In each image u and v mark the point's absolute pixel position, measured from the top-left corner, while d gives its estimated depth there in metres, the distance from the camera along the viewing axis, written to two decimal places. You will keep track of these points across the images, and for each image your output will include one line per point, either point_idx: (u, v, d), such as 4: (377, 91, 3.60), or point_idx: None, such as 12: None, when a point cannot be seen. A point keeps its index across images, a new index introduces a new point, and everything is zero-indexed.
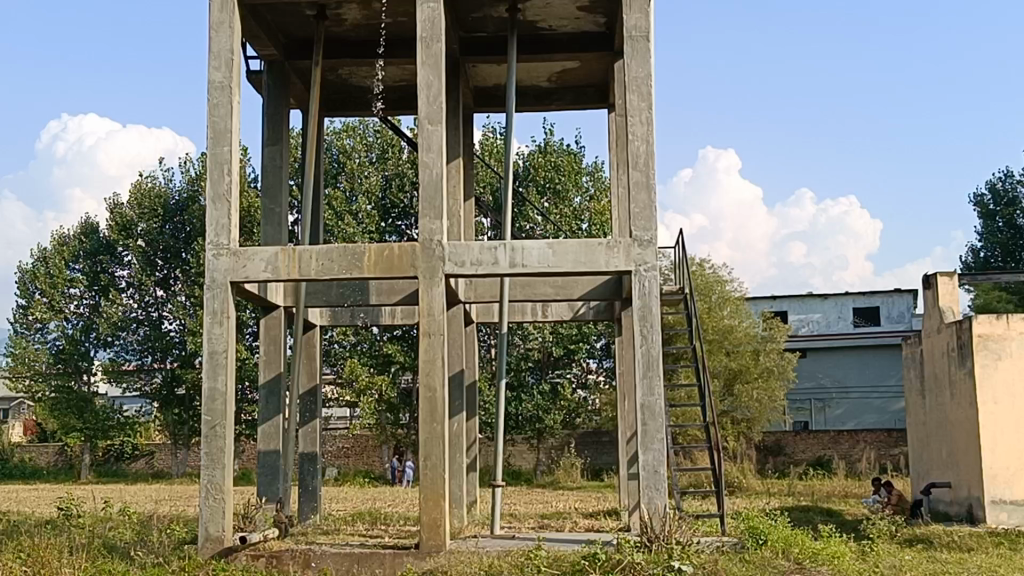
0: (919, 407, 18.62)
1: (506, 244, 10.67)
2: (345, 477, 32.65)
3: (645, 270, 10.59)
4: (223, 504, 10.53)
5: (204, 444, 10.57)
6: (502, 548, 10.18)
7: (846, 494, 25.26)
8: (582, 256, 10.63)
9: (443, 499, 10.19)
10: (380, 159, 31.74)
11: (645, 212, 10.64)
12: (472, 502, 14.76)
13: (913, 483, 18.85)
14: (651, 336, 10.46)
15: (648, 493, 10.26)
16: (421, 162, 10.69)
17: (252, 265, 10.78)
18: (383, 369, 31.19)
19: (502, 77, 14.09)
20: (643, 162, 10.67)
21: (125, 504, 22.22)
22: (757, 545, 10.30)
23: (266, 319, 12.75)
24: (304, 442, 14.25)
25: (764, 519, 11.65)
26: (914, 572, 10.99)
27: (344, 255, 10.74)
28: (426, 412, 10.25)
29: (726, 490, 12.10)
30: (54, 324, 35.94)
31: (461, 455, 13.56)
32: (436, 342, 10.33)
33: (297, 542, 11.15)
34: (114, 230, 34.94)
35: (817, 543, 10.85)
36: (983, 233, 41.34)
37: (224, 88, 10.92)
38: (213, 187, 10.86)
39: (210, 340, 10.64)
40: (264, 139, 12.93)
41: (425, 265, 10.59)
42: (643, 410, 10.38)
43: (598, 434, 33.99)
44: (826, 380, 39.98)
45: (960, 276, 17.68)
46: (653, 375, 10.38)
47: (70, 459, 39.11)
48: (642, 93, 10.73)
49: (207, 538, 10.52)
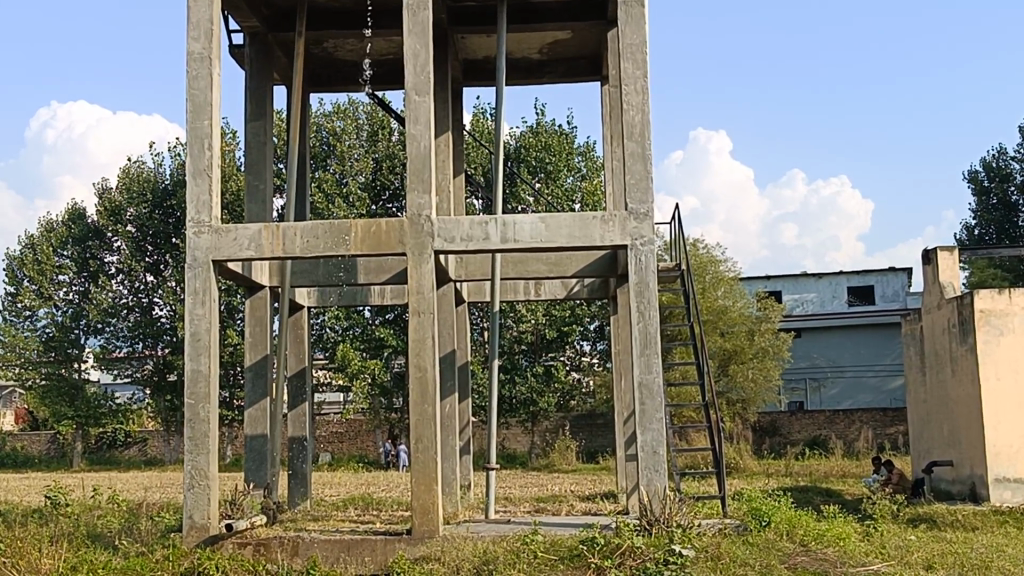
0: (919, 385, 18.31)
1: (497, 219, 10.32)
2: (338, 462, 32.34)
3: (641, 244, 10.24)
4: (208, 491, 10.15)
5: (187, 428, 10.19)
6: (497, 533, 9.84)
7: (843, 474, 24.99)
8: (576, 231, 10.27)
9: (435, 483, 9.85)
10: (370, 140, 31.34)
11: (641, 183, 10.27)
12: (466, 486, 14.47)
13: (913, 461, 18.55)
14: (648, 313, 10.13)
15: (647, 474, 9.93)
16: (409, 135, 10.31)
17: (234, 242, 10.42)
18: (376, 352, 30.75)
19: (492, 50, 13.72)
20: (639, 132, 10.32)
21: (115, 492, 21.82)
22: (760, 527, 9.97)
23: (251, 301, 12.37)
24: (293, 427, 13.86)
25: (765, 500, 11.32)
26: (921, 553, 10.67)
27: (330, 232, 10.38)
28: (417, 394, 9.91)
29: (726, 470, 11.77)
30: (43, 311, 35.63)
31: (454, 437, 13.20)
32: (426, 321, 9.98)
33: (284, 529, 10.80)
34: (103, 215, 34.50)
35: (821, 524, 10.54)
36: (977, 210, 41.05)
37: (203, 60, 10.54)
38: (193, 162, 10.48)
39: (191, 321, 10.27)
40: (248, 114, 12.56)
41: (414, 241, 10.22)
42: (640, 389, 10.06)
43: (592, 416, 33.91)
44: (820, 359, 39.75)
45: (960, 251, 17.37)
46: (650, 353, 10.06)
47: (62, 447, 38.78)
48: (637, 61, 10.37)
49: (191, 527, 10.14)
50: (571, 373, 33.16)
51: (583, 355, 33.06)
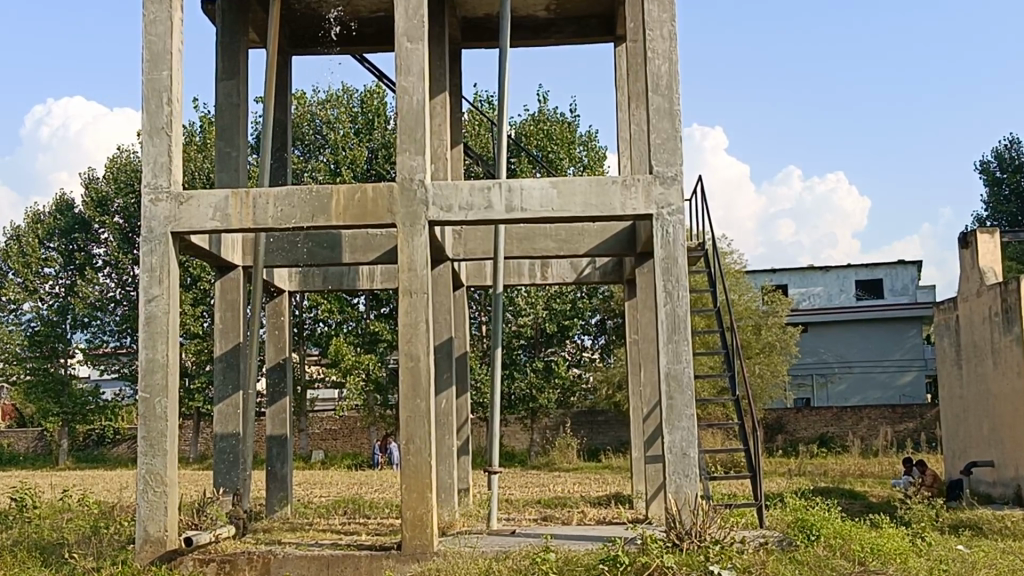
0: (955, 380, 16.92)
1: (502, 183, 8.93)
2: (331, 460, 30.86)
3: (669, 214, 8.84)
4: (165, 498, 8.73)
5: (142, 428, 8.81)
6: (504, 549, 8.46)
7: (864, 474, 23.57)
8: (593, 198, 8.87)
9: (430, 491, 8.47)
10: (364, 129, 29.84)
11: (668, 144, 8.87)
12: (465, 490, 13.06)
13: (948, 463, 17.20)
14: (677, 293, 8.75)
15: (676, 481, 8.57)
16: (399, 88, 8.90)
17: (197, 212, 9.03)
18: (371, 348, 29.35)
19: (494, 6, 12.27)
20: (665, 84, 8.90)
21: (85, 493, 20.20)
22: (809, 543, 8.57)
23: (222, 282, 11.04)
24: (272, 424, 12.52)
25: (809, 509, 9.88)
26: (988, 570, 9.27)
27: (307, 199, 8.99)
28: (409, 389, 8.54)
29: (762, 474, 10.31)
30: (28, 304, 34.08)
31: (451, 437, 11.86)
32: (418, 303, 8.60)
33: (256, 543, 9.38)
34: (89, 206, 32.96)
35: (877, 537, 9.14)
36: (989, 201, 39.68)
37: (162, 2, 9.11)
38: (150, 119, 9.05)
39: (147, 303, 8.90)
40: (219, 73, 11.18)
41: (405, 210, 8.83)
42: (668, 381, 8.67)
43: (593, 414, 32.56)
44: (828, 355, 38.35)
45: (1001, 235, 16.01)
46: (678, 340, 8.68)
47: (48, 445, 37.30)
48: (664, 3, 8.97)
49: (145, 541, 8.70)
50: (572, 367, 31.87)
51: (583, 350, 32.13)
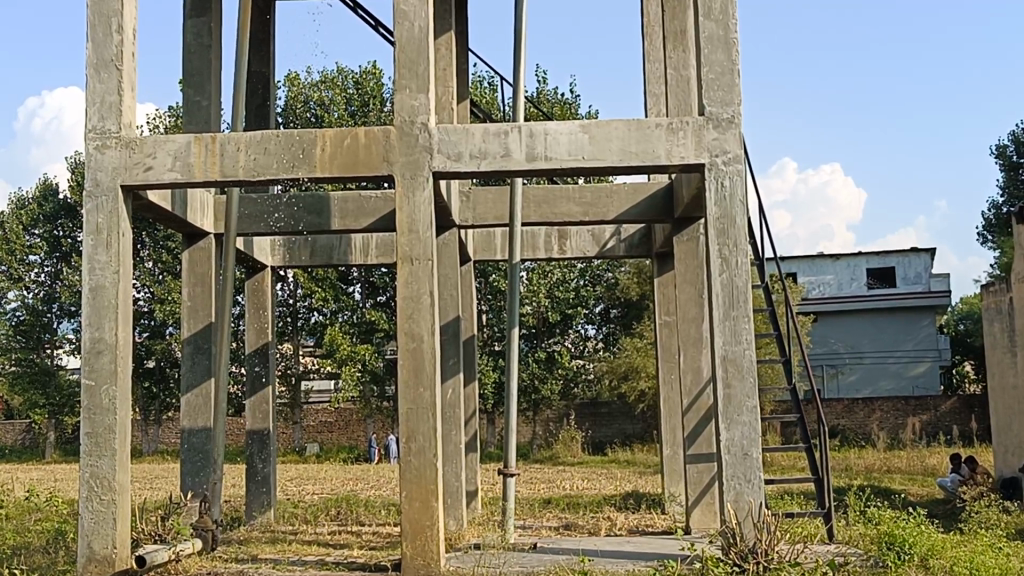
0: (1007, 368, 15.37)
1: (523, 127, 7.39)
2: (326, 454, 29.34)
3: (724, 163, 7.32)
4: (113, 509, 7.19)
5: (86, 423, 7.27)
6: (526, 570, 6.97)
7: (891, 469, 22.10)
8: (632, 144, 7.34)
9: (436, 496, 6.94)
10: (360, 111, 28.30)
11: (723, 79, 7.32)
12: (472, 490, 11.54)
13: (997, 459, 15.69)
14: (736, 261, 7.24)
15: (735, 486, 7.05)
16: (399, 12, 7.35)
17: (155, 162, 7.49)
18: (367, 338, 27.80)
19: None
20: (719, 7, 7.34)
21: (54, 492, 18.57)
22: (895, 563, 7.00)
23: (190, 253, 9.59)
24: (254, 418, 11.04)
25: (888, 519, 8.28)
26: None
27: (286, 145, 7.48)
28: (409, 374, 7.03)
29: (828, 483, 8.69)
30: (13, 292, 32.26)
31: (458, 432, 10.26)
32: (420, 271, 7.10)
33: (225, 560, 7.81)
34: (75, 190, 31.49)
35: (971, 552, 7.56)
36: (1006, 185, 38.15)
37: None
38: (96, 50, 7.48)
39: (92, 271, 7.36)
40: (187, 10, 9.57)
41: (405, 159, 7.31)
42: (724, 366, 7.15)
43: (597, 405, 30.61)
44: (838, 345, 37.01)
45: None
46: (738, 317, 7.17)
47: (35, 438, 35.70)
48: None
49: (89, 559, 7.18)
50: (575, 358, 30.63)
51: (586, 340, 30.92)
